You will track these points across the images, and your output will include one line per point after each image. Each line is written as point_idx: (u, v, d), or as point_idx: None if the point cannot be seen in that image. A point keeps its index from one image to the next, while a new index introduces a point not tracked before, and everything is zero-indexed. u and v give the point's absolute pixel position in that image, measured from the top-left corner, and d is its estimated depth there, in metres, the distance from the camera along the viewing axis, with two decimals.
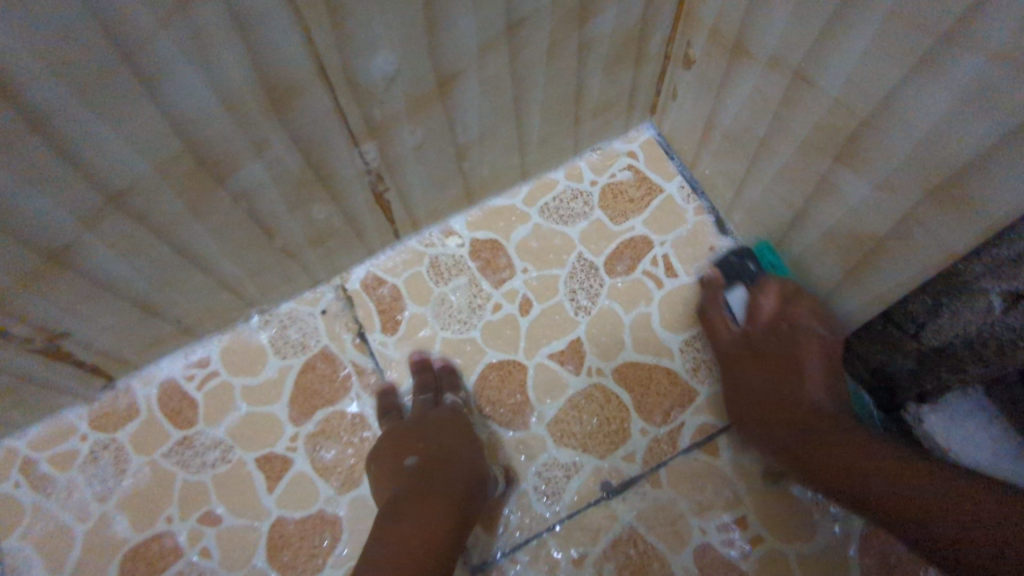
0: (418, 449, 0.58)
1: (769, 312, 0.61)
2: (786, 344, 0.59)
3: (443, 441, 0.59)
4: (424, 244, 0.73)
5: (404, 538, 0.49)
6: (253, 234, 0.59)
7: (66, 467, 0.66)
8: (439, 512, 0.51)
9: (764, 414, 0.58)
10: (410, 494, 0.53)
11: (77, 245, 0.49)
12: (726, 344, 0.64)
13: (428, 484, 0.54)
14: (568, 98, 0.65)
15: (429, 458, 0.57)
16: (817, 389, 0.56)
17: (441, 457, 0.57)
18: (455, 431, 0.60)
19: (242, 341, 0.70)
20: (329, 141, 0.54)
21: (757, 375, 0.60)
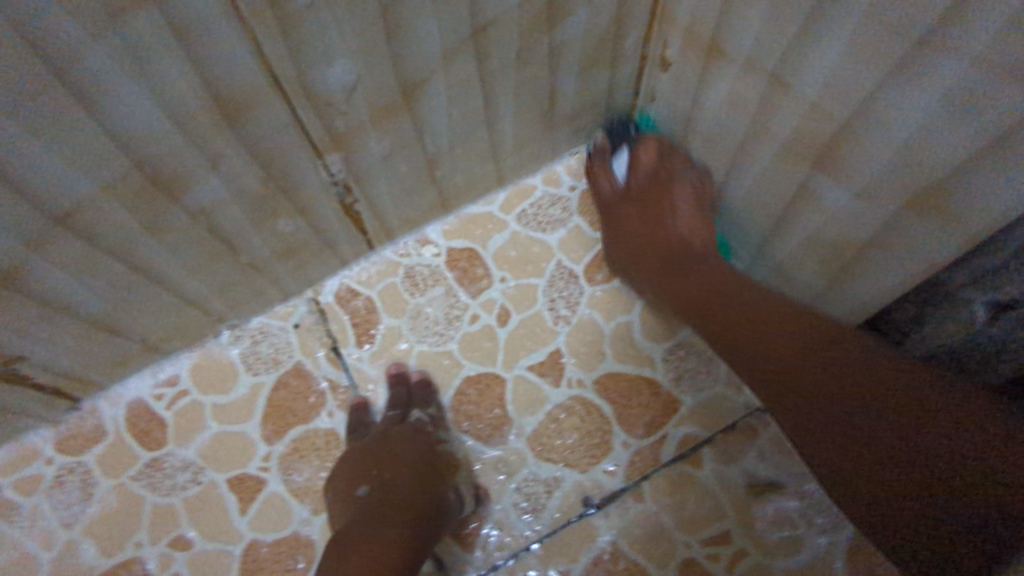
0: (372, 476, 0.57)
1: (648, 162, 0.67)
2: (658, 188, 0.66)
3: (399, 464, 0.57)
4: (399, 254, 0.71)
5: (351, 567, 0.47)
6: (216, 250, 0.57)
7: (31, 492, 0.64)
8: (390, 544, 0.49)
9: (640, 250, 0.65)
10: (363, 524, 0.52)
11: (26, 268, 0.47)
12: (609, 200, 0.69)
13: (381, 509, 0.52)
14: (543, 101, 0.63)
15: (382, 484, 0.55)
16: (682, 223, 0.62)
17: (394, 482, 0.55)
18: (413, 452, 0.59)
19: (212, 358, 0.68)
20: (290, 153, 0.52)
21: (636, 222, 0.66)
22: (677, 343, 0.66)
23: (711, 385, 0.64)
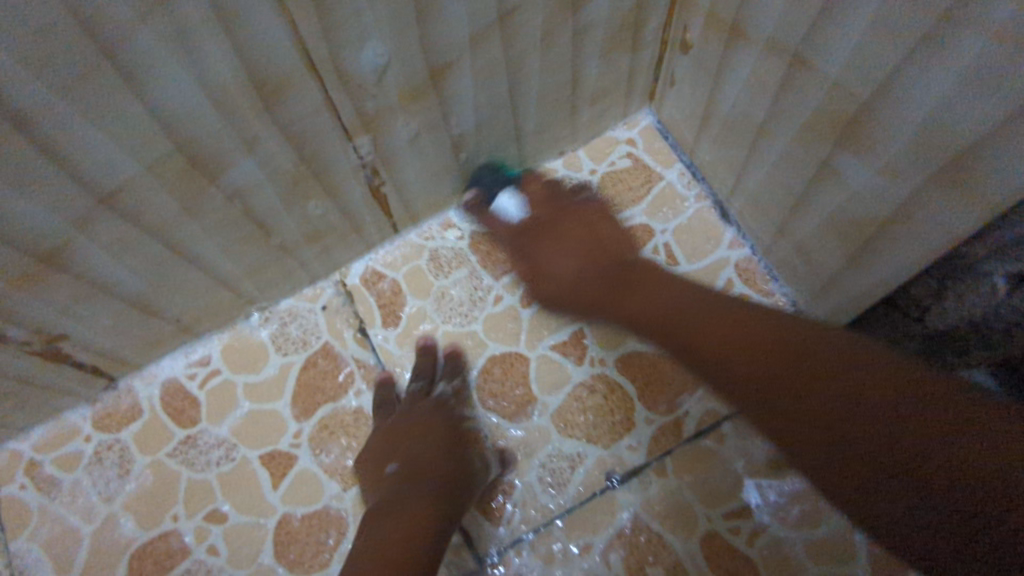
0: (400, 456, 0.59)
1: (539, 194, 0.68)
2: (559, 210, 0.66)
3: (421, 443, 0.59)
4: (423, 237, 0.72)
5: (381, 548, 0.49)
6: (249, 233, 0.59)
7: (71, 468, 0.66)
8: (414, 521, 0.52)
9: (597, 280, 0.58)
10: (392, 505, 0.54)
11: (71, 247, 0.49)
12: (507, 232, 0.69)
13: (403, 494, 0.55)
14: (565, 85, 0.64)
15: (407, 465, 0.58)
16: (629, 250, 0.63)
17: (418, 464, 0.57)
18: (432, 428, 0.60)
19: (243, 338, 0.70)
20: (323, 136, 0.53)
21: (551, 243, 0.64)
22: None
23: None
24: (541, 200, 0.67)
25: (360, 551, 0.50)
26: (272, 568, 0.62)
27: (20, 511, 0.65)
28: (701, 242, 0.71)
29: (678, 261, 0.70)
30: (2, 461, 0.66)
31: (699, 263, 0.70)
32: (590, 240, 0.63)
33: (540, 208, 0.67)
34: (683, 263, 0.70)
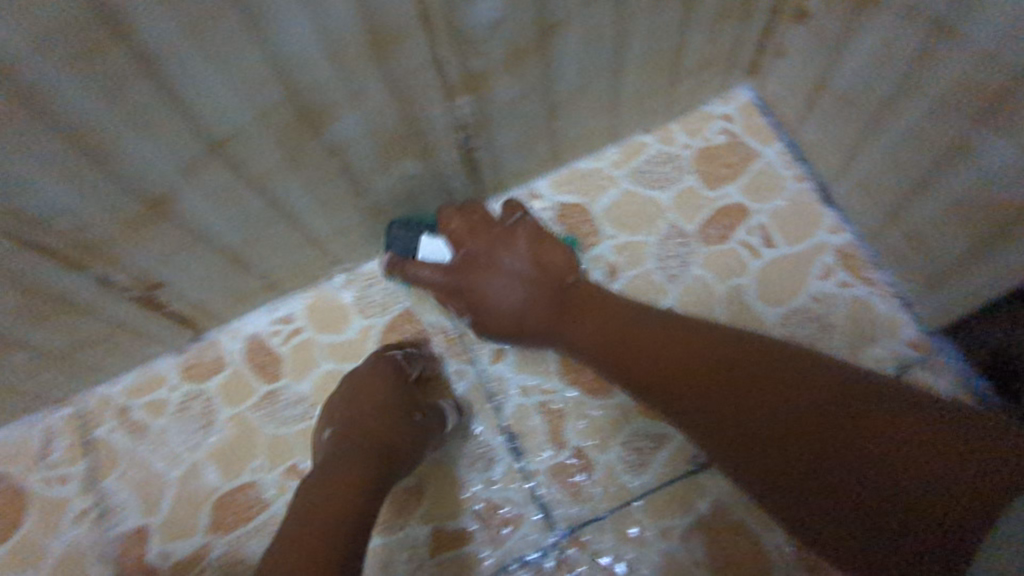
0: (332, 420, 0.61)
1: (458, 228, 0.65)
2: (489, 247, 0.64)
3: (383, 381, 0.62)
4: (508, 206, 0.71)
5: (307, 514, 0.49)
6: (344, 192, 0.59)
7: (158, 415, 0.68)
8: (337, 467, 0.54)
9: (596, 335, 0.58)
10: (323, 461, 0.55)
11: (177, 193, 0.50)
12: (493, 319, 0.64)
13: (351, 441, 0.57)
14: (669, 53, 0.61)
15: (341, 427, 0.59)
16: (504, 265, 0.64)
17: (353, 422, 0.59)
18: (394, 386, 0.62)
19: (326, 299, 0.70)
20: (428, 95, 0.52)
21: (549, 310, 0.61)
22: (794, 309, 0.64)
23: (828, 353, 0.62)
24: (468, 230, 0.65)
25: (299, 506, 0.50)
26: None
27: (109, 453, 0.67)
28: (801, 224, 0.67)
29: (775, 243, 0.67)
30: (93, 404, 0.69)
31: (797, 245, 0.66)
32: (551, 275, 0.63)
33: (475, 236, 0.65)
34: (781, 245, 0.66)
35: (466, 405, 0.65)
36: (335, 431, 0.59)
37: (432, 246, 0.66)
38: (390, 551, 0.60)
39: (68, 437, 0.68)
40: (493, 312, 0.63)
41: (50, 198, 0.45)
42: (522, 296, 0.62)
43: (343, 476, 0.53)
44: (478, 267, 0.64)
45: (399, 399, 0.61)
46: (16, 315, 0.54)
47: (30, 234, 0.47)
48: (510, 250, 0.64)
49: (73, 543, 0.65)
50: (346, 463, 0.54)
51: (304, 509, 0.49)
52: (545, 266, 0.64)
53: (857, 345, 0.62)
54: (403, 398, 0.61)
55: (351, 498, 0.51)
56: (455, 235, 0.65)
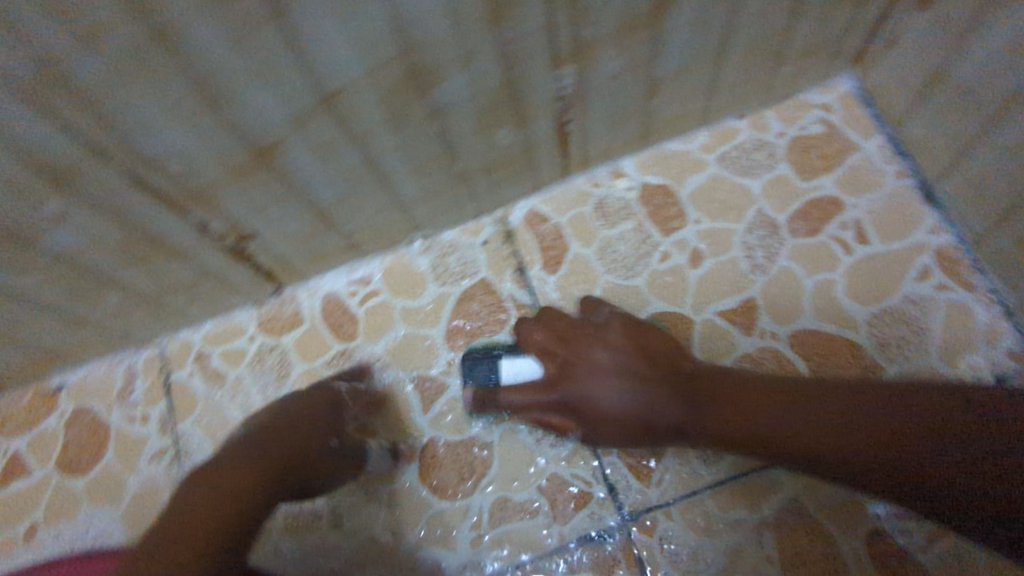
0: (256, 422, 0.59)
1: (539, 336, 0.63)
2: (580, 331, 0.61)
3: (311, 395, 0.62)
4: (591, 184, 0.70)
5: (183, 528, 0.45)
6: (437, 156, 0.59)
7: (235, 363, 0.70)
8: (254, 454, 0.53)
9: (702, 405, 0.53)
10: (236, 449, 0.53)
11: (283, 144, 0.50)
12: (593, 408, 0.56)
13: (266, 438, 0.55)
14: (776, 36, 0.59)
15: (261, 427, 0.57)
16: (600, 349, 0.59)
17: (274, 424, 0.57)
18: (326, 397, 0.62)
19: (404, 264, 0.71)
20: (534, 61, 0.52)
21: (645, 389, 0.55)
22: (886, 307, 0.62)
23: (920, 357, 0.60)
24: (554, 326, 0.63)
25: (189, 496, 0.48)
26: (416, 488, 0.63)
27: (188, 396, 0.70)
28: (898, 222, 0.64)
29: (868, 240, 0.64)
30: (175, 348, 0.71)
31: (892, 244, 0.64)
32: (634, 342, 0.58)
33: (561, 333, 0.62)
34: (875, 241, 0.64)
35: (399, 445, 0.64)
36: (256, 425, 0.58)
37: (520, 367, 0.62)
38: (455, 516, 0.62)
39: (149, 378, 0.71)
40: (591, 401, 0.56)
41: (167, 140, 0.46)
42: (637, 400, 0.55)
43: (256, 459, 0.52)
44: (579, 357, 0.59)
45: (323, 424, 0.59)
46: (117, 254, 0.56)
47: (144, 174, 0.48)
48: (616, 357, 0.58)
49: (150, 479, 0.67)
50: (256, 465, 0.51)
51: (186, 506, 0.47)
52: (653, 356, 0.57)
53: (951, 351, 0.60)
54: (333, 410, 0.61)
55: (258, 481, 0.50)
56: (535, 342, 0.63)
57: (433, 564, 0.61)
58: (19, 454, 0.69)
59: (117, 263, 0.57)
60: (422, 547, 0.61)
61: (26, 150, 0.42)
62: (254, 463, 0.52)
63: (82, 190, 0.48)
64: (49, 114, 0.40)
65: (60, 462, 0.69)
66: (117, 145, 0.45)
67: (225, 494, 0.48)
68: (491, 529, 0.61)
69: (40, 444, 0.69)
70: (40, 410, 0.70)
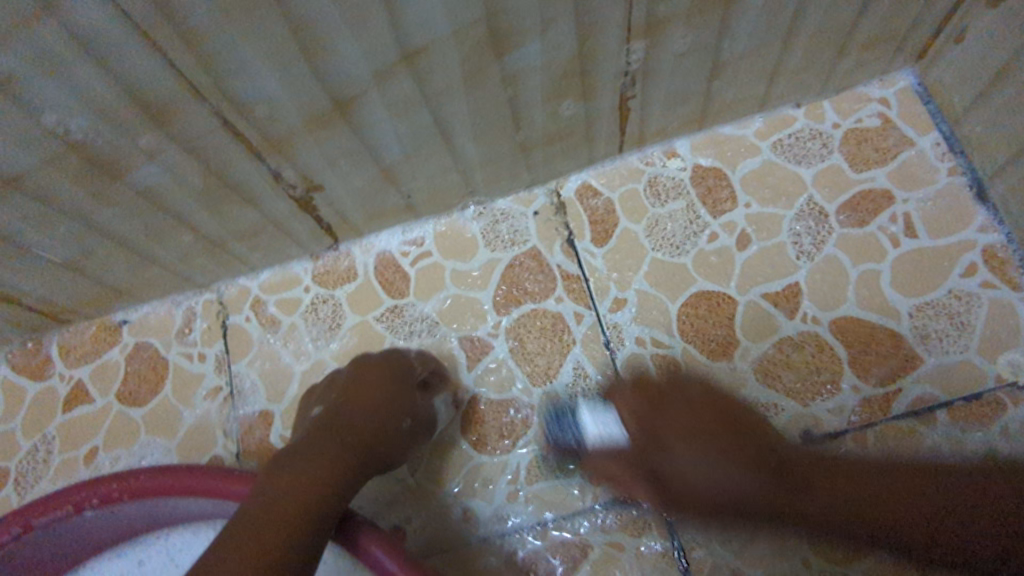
0: (326, 404, 0.61)
1: (627, 409, 0.62)
2: (650, 437, 0.59)
3: (370, 378, 0.62)
4: (645, 162, 0.72)
5: (265, 502, 0.45)
6: (502, 122, 0.61)
7: (290, 312, 0.73)
8: (306, 462, 0.50)
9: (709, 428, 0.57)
10: (304, 443, 0.53)
11: (363, 98, 0.53)
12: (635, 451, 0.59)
13: (339, 419, 0.57)
14: (842, 27, 0.60)
15: (332, 409, 0.59)
16: (678, 420, 0.59)
17: (346, 405, 0.59)
18: (386, 384, 0.61)
19: (456, 228, 0.73)
20: (607, 34, 0.53)
21: (687, 456, 0.56)
22: (928, 301, 0.63)
23: (958, 351, 0.61)
24: (626, 421, 0.62)
25: (268, 475, 0.48)
26: (457, 441, 0.66)
27: (243, 339, 0.73)
28: (948, 218, 0.65)
29: (916, 234, 0.65)
30: (232, 294, 0.74)
31: (940, 240, 0.65)
32: (706, 427, 0.58)
33: (637, 431, 0.60)
34: (922, 236, 0.65)
35: (461, 392, 0.67)
36: (328, 409, 0.59)
37: (603, 423, 0.63)
38: (493, 471, 0.65)
39: (207, 320, 0.74)
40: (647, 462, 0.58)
41: (259, 86, 0.48)
42: (716, 470, 0.54)
43: (304, 471, 0.49)
44: (662, 424, 0.59)
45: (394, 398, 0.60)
46: (195, 195, 0.59)
47: (231, 117, 0.51)
48: (695, 418, 0.59)
49: (205, 414, 0.71)
50: (329, 448, 0.52)
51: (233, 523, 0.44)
52: (738, 432, 0.57)
53: (990, 347, 0.61)
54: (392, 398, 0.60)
55: (307, 494, 0.47)
56: (620, 418, 0.62)
57: (469, 513, 0.64)
58: (83, 383, 0.74)
59: (192, 205, 0.60)
60: (459, 496, 0.64)
61: (133, 87, 0.45)
62: (337, 448, 0.53)
63: (176, 129, 0.50)
64: (158, 52, 0.43)
65: (120, 392, 0.73)
66: (213, 88, 0.47)
67: (293, 484, 0.47)
68: (527, 486, 0.64)
69: (102, 375, 0.74)
70: (104, 343, 0.75)
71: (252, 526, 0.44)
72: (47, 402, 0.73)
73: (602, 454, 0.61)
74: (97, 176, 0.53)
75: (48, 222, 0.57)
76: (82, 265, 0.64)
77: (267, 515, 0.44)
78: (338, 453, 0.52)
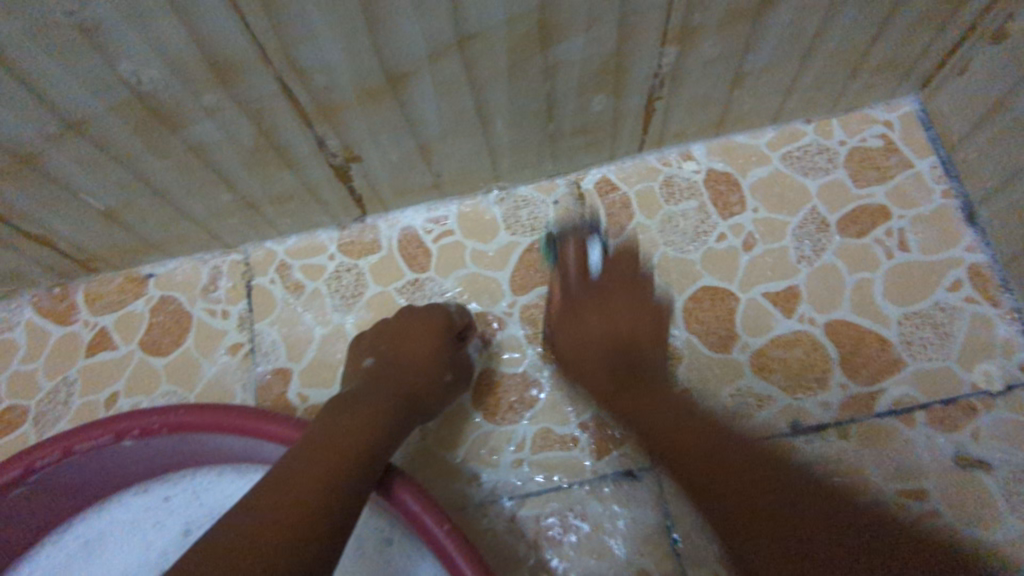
0: (375, 352, 0.64)
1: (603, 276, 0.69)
2: (593, 296, 0.68)
3: (399, 367, 0.62)
4: (662, 162, 0.76)
5: (327, 446, 0.50)
6: (536, 111, 0.65)
7: (315, 276, 0.76)
8: (328, 453, 0.49)
9: (630, 377, 0.64)
10: (354, 397, 0.58)
11: (413, 76, 0.56)
12: (590, 330, 0.66)
13: (383, 376, 0.61)
14: (857, 51, 0.64)
15: (381, 361, 0.63)
16: (593, 333, 0.66)
17: (392, 360, 0.63)
18: (433, 341, 0.65)
19: (478, 210, 0.77)
20: (644, 35, 0.57)
21: (598, 328, 0.66)
22: (914, 310, 0.68)
23: (940, 359, 0.66)
24: (608, 281, 0.68)
25: (329, 422, 0.53)
26: (468, 410, 0.69)
27: (266, 299, 0.76)
28: (939, 238, 0.70)
29: (909, 249, 0.70)
30: (259, 256, 0.77)
31: (931, 255, 0.70)
32: (632, 338, 0.65)
33: (604, 290, 0.68)
34: (914, 250, 0.70)
35: (490, 335, 0.72)
36: (377, 359, 0.64)
37: (593, 255, 0.70)
38: (500, 439, 0.68)
39: (233, 278, 0.77)
40: (580, 317, 0.68)
41: (321, 55, 0.52)
42: (602, 346, 0.65)
43: (341, 449, 0.50)
44: (587, 314, 0.67)
45: (436, 355, 0.64)
46: (241, 155, 0.62)
47: (290, 82, 0.54)
48: (613, 351, 0.65)
49: (224, 367, 0.74)
50: (377, 402, 0.57)
51: (251, 516, 0.43)
52: (638, 361, 0.65)
53: (969, 357, 0.66)
54: (421, 384, 0.62)
55: (340, 480, 0.47)
56: (603, 274, 0.69)
57: (475, 479, 0.67)
58: (107, 330, 0.76)
59: (236, 164, 0.63)
60: (465, 461, 0.68)
61: (206, 45, 0.49)
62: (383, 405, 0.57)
63: (236, 89, 0.54)
64: (238, 14, 0.46)
65: (143, 341, 0.76)
66: (279, 52, 0.50)
67: (348, 433, 0.52)
68: (532, 455, 0.67)
69: (126, 323, 0.76)
70: (130, 293, 0.77)
71: (316, 467, 0.48)
72: (71, 346, 0.76)
73: (580, 280, 0.69)
74: (154, 128, 0.56)
75: (100, 169, 0.60)
76: (121, 213, 0.67)
77: (284, 516, 0.43)
78: (362, 445, 0.51)
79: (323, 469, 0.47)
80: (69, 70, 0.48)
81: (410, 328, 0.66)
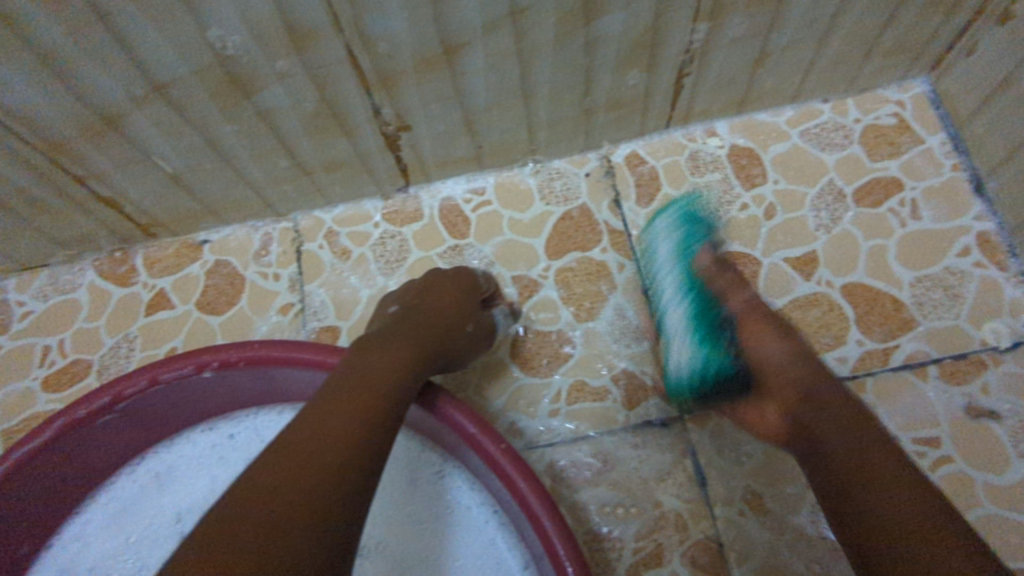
0: (401, 302, 0.67)
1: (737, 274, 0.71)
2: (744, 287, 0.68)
3: (427, 310, 0.65)
4: (687, 138, 0.81)
5: (361, 379, 0.52)
6: (575, 84, 0.69)
7: (361, 242, 0.81)
8: (352, 412, 0.49)
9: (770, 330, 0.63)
10: (386, 332, 0.60)
11: (468, 47, 0.61)
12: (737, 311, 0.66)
13: (409, 316, 0.64)
14: (873, 31, 0.69)
15: (407, 306, 0.66)
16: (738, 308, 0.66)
17: (419, 306, 0.65)
18: (457, 296, 0.68)
19: (514, 182, 0.82)
20: (678, 11, 0.62)
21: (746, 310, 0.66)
22: (925, 274, 0.73)
23: (950, 318, 0.71)
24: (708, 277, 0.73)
25: (362, 356, 0.55)
26: (507, 365, 0.74)
27: (315, 263, 0.81)
28: (950, 207, 0.75)
29: (921, 217, 0.75)
30: (308, 223, 0.83)
31: (942, 224, 0.74)
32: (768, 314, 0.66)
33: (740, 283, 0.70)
34: (926, 218, 0.75)
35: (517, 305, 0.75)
36: (404, 305, 0.66)
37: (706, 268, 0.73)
38: (537, 391, 0.73)
39: (283, 244, 0.82)
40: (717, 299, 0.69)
41: (388, 23, 0.57)
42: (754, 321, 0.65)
43: (372, 379, 0.52)
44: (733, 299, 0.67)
45: (461, 307, 0.67)
46: (302, 121, 0.67)
47: (356, 50, 0.59)
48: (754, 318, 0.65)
49: (276, 326, 0.79)
50: (404, 337, 0.59)
51: (292, 441, 0.45)
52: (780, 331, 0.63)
53: (978, 316, 0.70)
54: (448, 327, 0.64)
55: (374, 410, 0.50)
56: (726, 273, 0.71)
57: (514, 427, 0.72)
58: (165, 291, 0.81)
59: (297, 130, 0.68)
60: (504, 411, 0.72)
61: (287, 12, 0.53)
62: (413, 340, 0.60)
63: (307, 55, 0.59)
64: None
65: (199, 301, 0.80)
66: (351, 20, 0.55)
67: (379, 366, 0.54)
68: (567, 405, 0.72)
69: (183, 285, 0.81)
70: (187, 257, 0.82)
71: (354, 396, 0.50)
72: (131, 305, 0.81)
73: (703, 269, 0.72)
74: (229, 92, 0.61)
75: (175, 132, 0.65)
76: (186, 178, 0.72)
77: (325, 440, 0.45)
78: (390, 378, 0.54)
79: (357, 400, 0.50)
80: (162, 33, 0.53)
81: (433, 284, 0.69)
